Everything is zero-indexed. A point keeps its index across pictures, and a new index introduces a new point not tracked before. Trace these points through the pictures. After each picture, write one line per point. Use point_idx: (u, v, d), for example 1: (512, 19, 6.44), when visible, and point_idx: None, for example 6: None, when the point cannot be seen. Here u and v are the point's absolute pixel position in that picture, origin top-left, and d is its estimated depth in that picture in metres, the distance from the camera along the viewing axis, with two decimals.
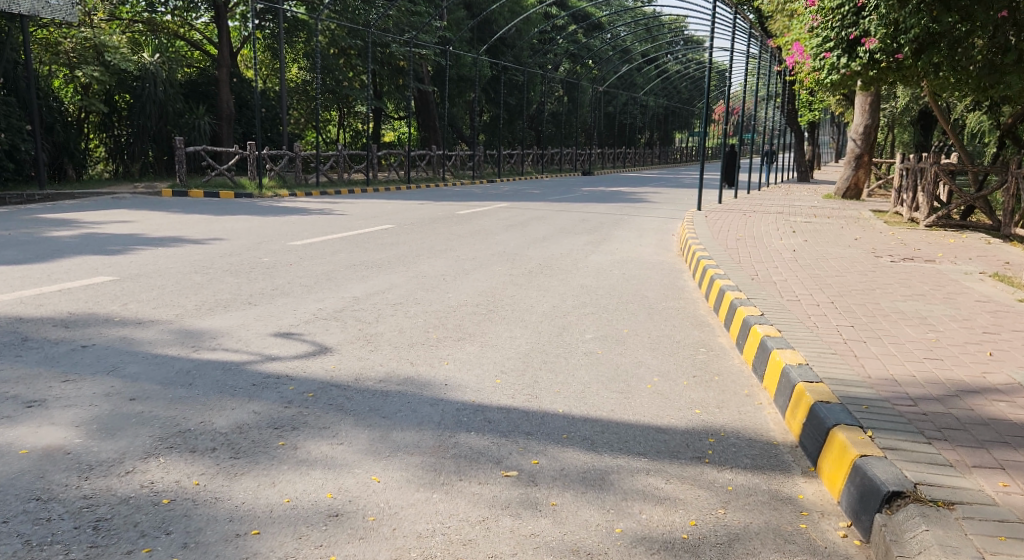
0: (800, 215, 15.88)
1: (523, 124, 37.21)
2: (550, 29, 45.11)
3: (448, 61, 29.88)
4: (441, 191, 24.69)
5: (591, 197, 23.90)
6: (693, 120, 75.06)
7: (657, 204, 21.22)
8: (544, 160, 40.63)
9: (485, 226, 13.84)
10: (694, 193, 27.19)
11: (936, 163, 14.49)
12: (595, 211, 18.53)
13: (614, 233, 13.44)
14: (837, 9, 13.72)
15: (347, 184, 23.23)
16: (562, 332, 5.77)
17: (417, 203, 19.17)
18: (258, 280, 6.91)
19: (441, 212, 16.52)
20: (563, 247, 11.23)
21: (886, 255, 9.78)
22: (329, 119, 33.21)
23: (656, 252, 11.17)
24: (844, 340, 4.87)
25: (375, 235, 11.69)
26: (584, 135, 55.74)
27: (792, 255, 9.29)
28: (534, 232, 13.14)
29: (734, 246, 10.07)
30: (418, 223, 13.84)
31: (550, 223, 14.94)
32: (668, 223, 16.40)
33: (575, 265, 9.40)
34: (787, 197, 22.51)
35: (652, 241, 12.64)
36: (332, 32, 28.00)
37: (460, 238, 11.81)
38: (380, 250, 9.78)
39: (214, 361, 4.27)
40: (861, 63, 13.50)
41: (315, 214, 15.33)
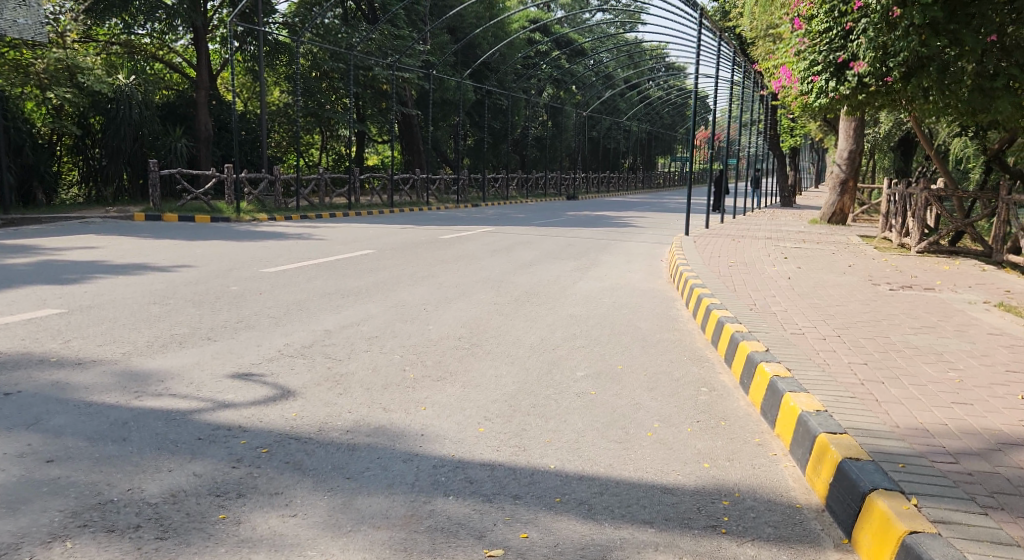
0: (791, 240, 15.52)
1: (507, 147, 36.92)
2: (534, 54, 44.98)
3: (432, 85, 29.55)
4: (424, 215, 24.25)
5: (576, 222, 23.53)
6: (677, 145, 75.20)
7: (644, 229, 20.88)
8: (528, 184, 40.32)
9: (468, 251, 13.40)
10: (680, 217, 26.90)
11: (927, 189, 14.17)
12: (581, 236, 18.13)
13: (602, 259, 13.03)
14: (825, 31, 13.25)
15: (327, 208, 22.74)
16: (550, 368, 5.29)
17: (398, 227, 18.70)
18: (222, 311, 6.42)
19: (423, 237, 16.07)
20: (548, 273, 10.80)
21: (885, 282, 9.38)
22: (310, 143, 32.74)
23: (645, 278, 10.75)
24: (861, 380, 4.43)
25: (353, 261, 11.21)
26: (568, 159, 55.57)
27: (788, 282, 8.87)
28: (519, 258, 12.71)
29: (727, 273, 9.65)
30: (398, 248, 13.38)
31: (535, 248, 14.51)
32: (656, 248, 16.00)
33: (562, 292, 8.96)
34: (774, 222, 22.23)
35: (641, 267, 12.22)
36: (313, 55, 27.58)
37: (442, 263, 11.36)
38: (357, 277, 9.31)
39: (156, 410, 3.79)
40: (850, 87, 13.07)
41: (292, 238, 14.85)
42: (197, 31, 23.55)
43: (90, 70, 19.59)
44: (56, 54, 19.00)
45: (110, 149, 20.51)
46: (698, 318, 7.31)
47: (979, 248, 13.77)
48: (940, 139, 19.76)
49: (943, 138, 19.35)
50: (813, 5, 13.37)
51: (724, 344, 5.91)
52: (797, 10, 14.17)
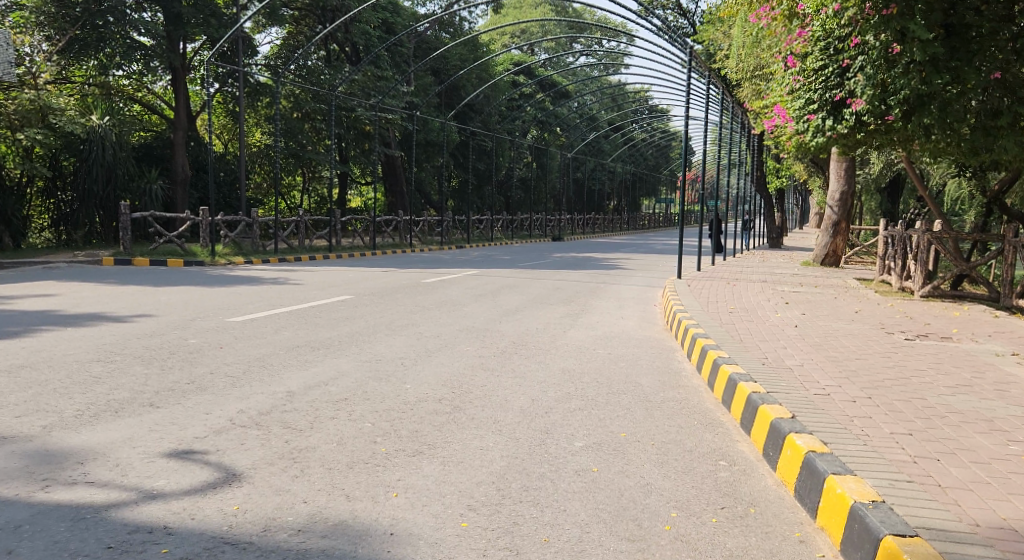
0: (788, 284, 14.97)
1: (492, 189, 36.47)
2: (518, 96, 44.78)
3: (416, 126, 29.07)
4: (407, 257, 23.58)
5: (563, 264, 22.96)
6: (661, 187, 75.26)
7: (633, 271, 20.32)
8: (513, 226, 39.83)
9: (451, 296, 12.74)
10: (669, 259, 26.38)
11: (930, 230, 13.58)
12: (568, 279, 17.50)
13: (593, 304, 12.40)
14: (819, 70, 12.82)
15: (307, 250, 22.05)
16: (544, 438, 4.60)
17: (379, 270, 18.02)
18: (173, 368, 5.74)
19: (404, 281, 15.41)
20: (537, 321, 10.15)
21: (898, 331, 8.78)
22: (292, 184, 32.15)
23: (640, 326, 10.12)
24: (913, 457, 3.80)
25: (328, 307, 10.53)
26: (553, 200, 55.27)
27: (797, 332, 8.26)
28: (504, 303, 12.05)
29: (730, 321, 9.01)
30: (378, 293, 12.69)
31: (521, 292, 13.87)
32: (648, 291, 15.39)
33: (552, 343, 8.31)
34: (765, 264, 21.73)
35: (635, 313, 11.58)
36: (295, 95, 27.07)
37: (425, 310, 10.70)
38: (332, 327, 8.63)
39: (63, 509, 3.12)
40: (848, 125, 12.52)
41: (267, 283, 14.17)
42: (175, 71, 22.98)
43: (62, 110, 19.00)
44: (27, 95, 17.80)
45: (81, 192, 19.73)
46: (704, 372, 6.66)
47: (984, 292, 13.23)
48: (933, 179, 19.33)
49: (936, 178, 19.00)
50: (807, 43, 12.99)
51: (738, 406, 5.25)
52: (790, 47, 13.69)
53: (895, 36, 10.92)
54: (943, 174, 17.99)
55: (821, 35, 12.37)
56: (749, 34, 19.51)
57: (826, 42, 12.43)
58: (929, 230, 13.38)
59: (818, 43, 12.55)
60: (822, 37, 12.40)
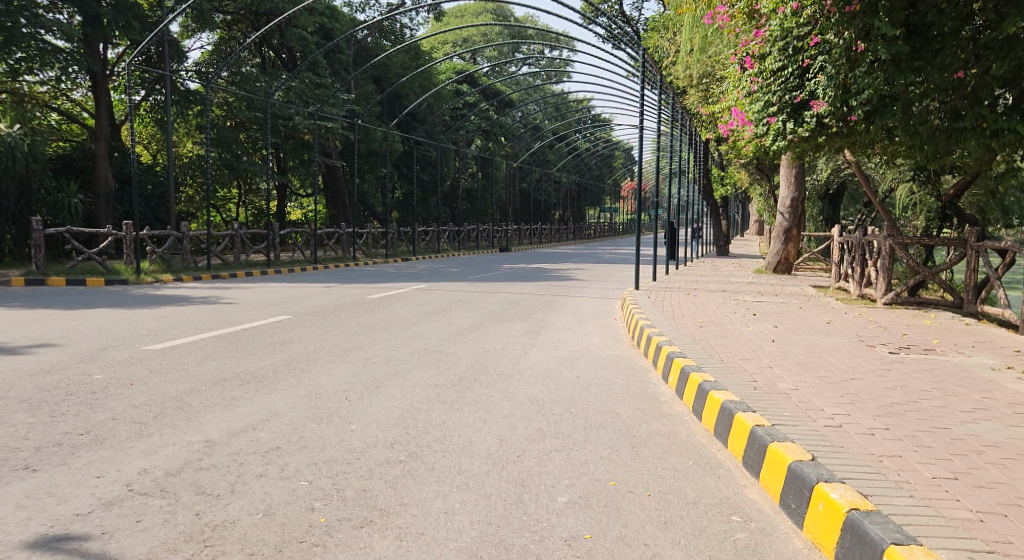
0: (749, 293, 14.43)
1: (438, 200, 35.60)
2: (461, 105, 44.06)
3: (357, 135, 28.04)
4: (351, 271, 22.57)
5: (513, 276, 22.25)
6: (605, 196, 75.21)
7: (586, 282, 19.70)
8: (459, 237, 38.98)
9: (399, 314, 11.89)
10: (621, 268, 25.85)
11: (892, 234, 12.91)
12: (521, 292, 16.75)
13: (551, 320, 11.67)
14: (777, 71, 12.23)
15: (244, 266, 20.89)
16: (520, 494, 3.82)
17: (320, 286, 17.02)
18: (67, 416, 4.84)
19: (348, 298, 14.48)
20: (494, 339, 9.38)
21: (880, 343, 8.20)
22: (227, 197, 30.79)
23: (605, 343, 9.42)
24: (975, 514, 3.19)
25: (264, 330, 9.60)
26: (499, 211, 54.57)
27: (777, 347, 7.63)
28: (456, 320, 11.23)
29: (703, 336, 8.36)
30: (320, 311, 11.74)
31: (473, 308, 13.08)
32: (604, 304, 14.73)
33: (514, 366, 7.54)
34: (718, 272, 21.32)
35: (596, 329, 10.89)
36: (228, 104, 25.85)
37: (371, 330, 9.83)
38: (265, 354, 7.72)
39: None
40: (809, 128, 12.04)
41: (197, 303, 13.10)
42: (94, 76, 22.02)
43: None
44: None
45: None
46: (687, 398, 5.96)
47: (946, 299, 12.81)
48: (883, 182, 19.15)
49: (887, 182, 18.80)
50: (764, 43, 12.37)
51: (740, 442, 4.57)
52: (746, 48, 13.10)
53: (859, 35, 10.31)
54: (895, 179, 17.75)
55: (779, 34, 11.70)
56: (701, 36, 19.05)
57: (785, 41, 11.82)
58: (893, 235, 12.71)
59: (776, 43, 11.91)
60: (780, 36, 11.69)
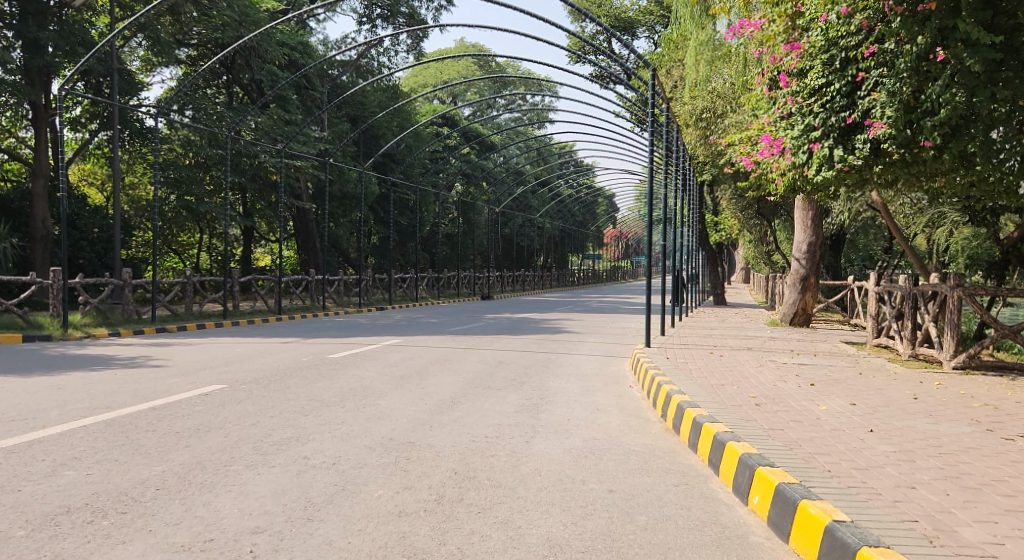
0: (781, 353, 12.22)
1: (417, 245, 33.40)
2: (441, 148, 42.21)
3: (328, 173, 25.82)
4: (319, 323, 20.22)
5: (499, 327, 19.96)
6: (588, 243, 73.41)
7: (582, 335, 17.47)
8: (439, 284, 36.68)
9: (362, 379, 9.66)
10: (615, 319, 23.71)
11: (959, 283, 10.73)
12: (509, 347, 14.51)
13: (553, 388, 9.44)
14: (819, 88, 10.23)
15: (197, 318, 18.52)
16: None
17: (278, 341, 14.74)
18: None
19: (305, 357, 12.17)
20: (484, 421, 7.17)
21: (1007, 429, 6.02)
22: (188, 241, 28.43)
23: (631, 425, 7.19)
24: None
25: (182, 406, 7.34)
26: (480, 257, 52.52)
27: (881, 441, 5.47)
28: (433, 389, 8.98)
29: (773, 421, 6.19)
30: (264, 377, 9.45)
31: (455, 370, 10.86)
32: (609, 364, 12.54)
33: (516, 471, 5.32)
34: (726, 325, 19.18)
35: (612, 401, 8.63)
36: (190, 141, 23.20)
37: (323, 405, 7.57)
38: (163, 454, 5.45)
39: None
40: (862, 155, 9.80)
41: (121, 364, 10.81)
42: (34, 107, 19.98)
43: None
44: None
45: None
46: (800, 544, 3.82)
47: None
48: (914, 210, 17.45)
49: (923, 224, 16.89)
50: (802, 57, 10.41)
51: None
52: (778, 66, 11.07)
53: (934, 41, 8.41)
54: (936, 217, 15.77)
55: (823, 44, 9.82)
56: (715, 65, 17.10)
57: (829, 52, 9.86)
58: (963, 285, 10.52)
59: (819, 55, 10.00)
60: (822, 48, 9.87)
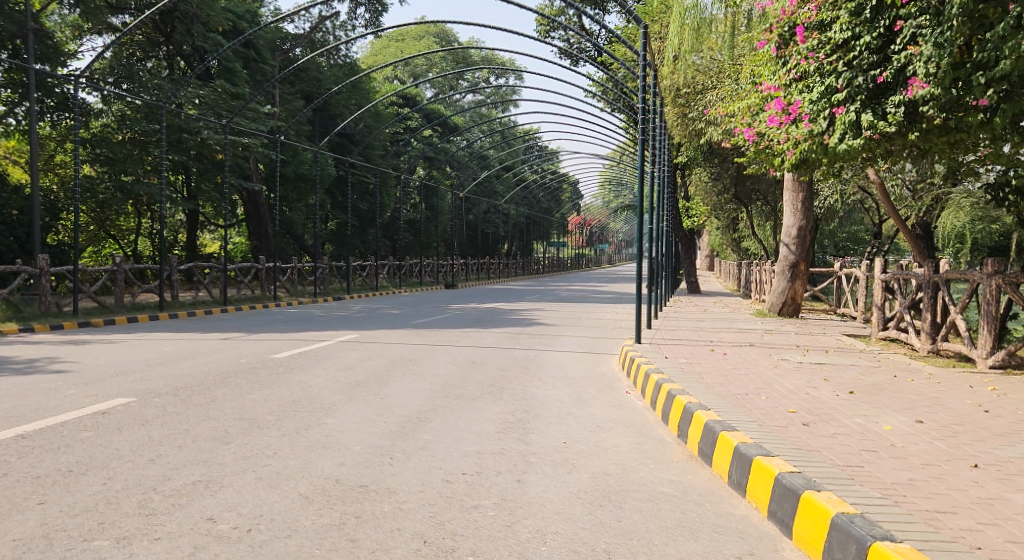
0: (790, 350, 10.79)
1: (378, 231, 31.63)
2: (402, 130, 40.36)
3: (279, 152, 23.93)
4: (267, 315, 18.43)
5: (467, 319, 18.36)
6: (552, 230, 71.95)
7: (558, 328, 15.95)
8: (401, 272, 34.92)
9: (309, 387, 8.03)
10: (589, 308, 22.25)
11: (1001, 271, 9.35)
12: (480, 343, 12.94)
13: (537, 396, 7.92)
14: (843, 42, 8.88)
15: (129, 310, 16.66)
16: None
17: (217, 337, 13.01)
18: None
19: (244, 356, 10.47)
20: (459, 448, 5.61)
21: None
22: (127, 227, 26.32)
23: (644, 451, 5.68)
24: None
25: (66, 431, 5.65)
26: (443, 244, 50.78)
27: (999, 486, 4.04)
28: (393, 401, 7.41)
29: (843, 452, 4.71)
30: (188, 384, 7.77)
31: (420, 374, 9.26)
32: (595, 363, 11.01)
33: (511, 537, 3.77)
34: (710, 315, 17.82)
35: (610, 414, 7.15)
36: (124, 114, 21.40)
37: (252, 427, 5.95)
38: (5, 516, 3.82)
39: None
40: (896, 120, 8.45)
41: (19, 369, 9.03)
42: None
43: None
44: None
45: None
46: None
47: None
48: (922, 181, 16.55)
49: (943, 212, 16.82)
50: (822, 7, 9.07)
51: None
52: (792, 18, 9.69)
53: None
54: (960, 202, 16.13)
55: None
56: (699, 35, 15.70)
57: (859, 1, 8.49)
58: (1006, 275, 9.15)
59: (843, 4, 8.65)
60: None
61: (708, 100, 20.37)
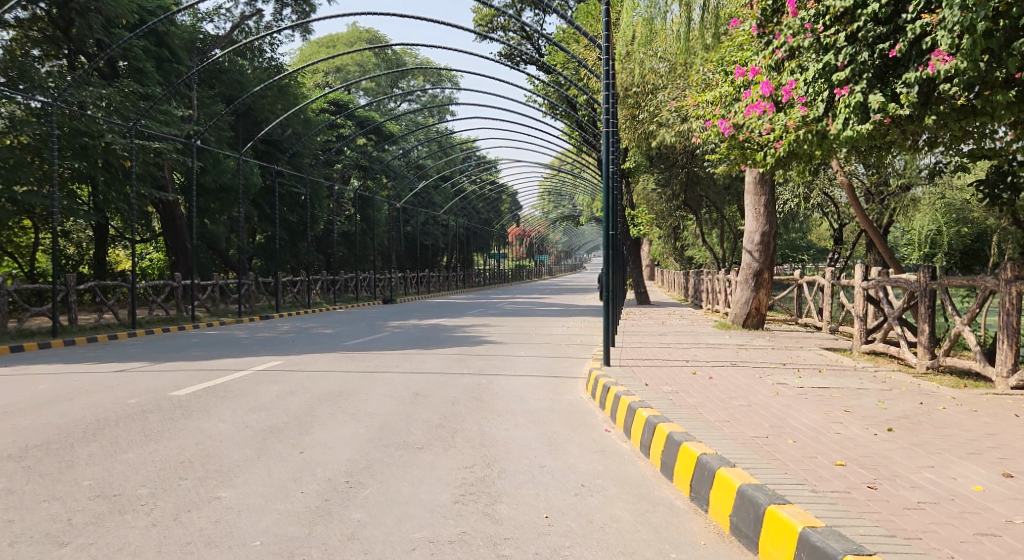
0: (779, 370, 9.45)
1: (310, 245, 29.66)
2: (334, 138, 38.43)
3: (196, 159, 21.91)
4: (181, 338, 16.42)
5: (407, 338, 16.70)
6: (493, 241, 70.49)
7: (507, 346, 14.40)
8: (334, 287, 32.92)
9: (210, 438, 6.35)
10: (538, 323, 20.77)
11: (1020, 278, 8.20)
12: (423, 368, 11.33)
13: (500, 442, 6.40)
14: (845, 11, 7.60)
15: (15, 337, 14.50)
16: None
17: (114, 368, 11.13)
18: None
19: (137, 394, 8.67)
20: (404, 535, 4.07)
21: None
22: (27, 243, 23.87)
23: (657, 530, 4.21)
24: None
25: None
26: (380, 257, 48.80)
27: None
28: (317, 457, 5.81)
29: (956, 542, 3.33)
30: (45, 442, 6.04)
31: (351, 413, 7.62)
32: (558, 390, 9.51)
33: None
34: (671, 329, 16.51)
35: (596, 467, 5.66)
36: (15, 117, 19.15)
37: (110, 513, 4.35)
38: None
39: None
40: (909, 102, 7.19)
41: None
42: None
43: None
44: None
45: None
46: None
47: None
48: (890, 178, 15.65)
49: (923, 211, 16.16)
50: None
51: None
52: None
53: None
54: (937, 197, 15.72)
55: None
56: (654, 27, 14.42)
57: None
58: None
59: None
60: None
61: (661, 100, 19.13)
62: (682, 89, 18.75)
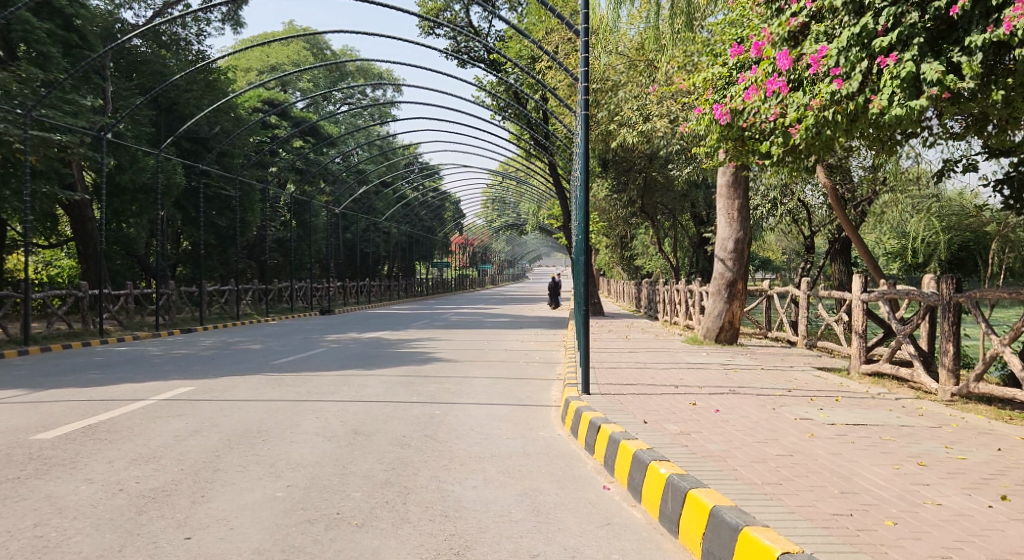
0: (790, 400, 7.92)
1: (238, 251, 27.43)
2: (267, 139, 36.19)
3: (107, 156, 19.65)
4: (81, 358, 14.23)
5: (345, 354, 14.82)
6: (435, 250, 68.52)
7: (460, 366, 12.68)
8: (266, 297, 30.64)
9: (60, 514, 4.52)
10: (489, 337, 19.07)
11: None
12: (362, 395, 9.51)
13: (470, 513, 4.68)
14: None
15: None
16: None
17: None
18: None
19: None
20: None
21: None
22: None
23: None
24: None
25: None
26: (317, 265, 46.49)
27: None
28: (209, 546, 4.04)
29: None
30: None
31: (270, 466, 5.85)
32: (529, 423, 7.83)
33: None
34: (639, 344, 15.01)
35: (610, 557, 4.00)
36: None
37: None
38: None
39: None
40: (973, 70, 5.73)
41: None
42: None
43: None
44: None
45: None
46: None
47: None
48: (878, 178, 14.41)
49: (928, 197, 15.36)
50: None
51: None
52: None
53: None
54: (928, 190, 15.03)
55: None
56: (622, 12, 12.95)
57: None
58: None
59: None
60: None
61: (622, 97, 17.69)
62: (645, 86, 17.30)
